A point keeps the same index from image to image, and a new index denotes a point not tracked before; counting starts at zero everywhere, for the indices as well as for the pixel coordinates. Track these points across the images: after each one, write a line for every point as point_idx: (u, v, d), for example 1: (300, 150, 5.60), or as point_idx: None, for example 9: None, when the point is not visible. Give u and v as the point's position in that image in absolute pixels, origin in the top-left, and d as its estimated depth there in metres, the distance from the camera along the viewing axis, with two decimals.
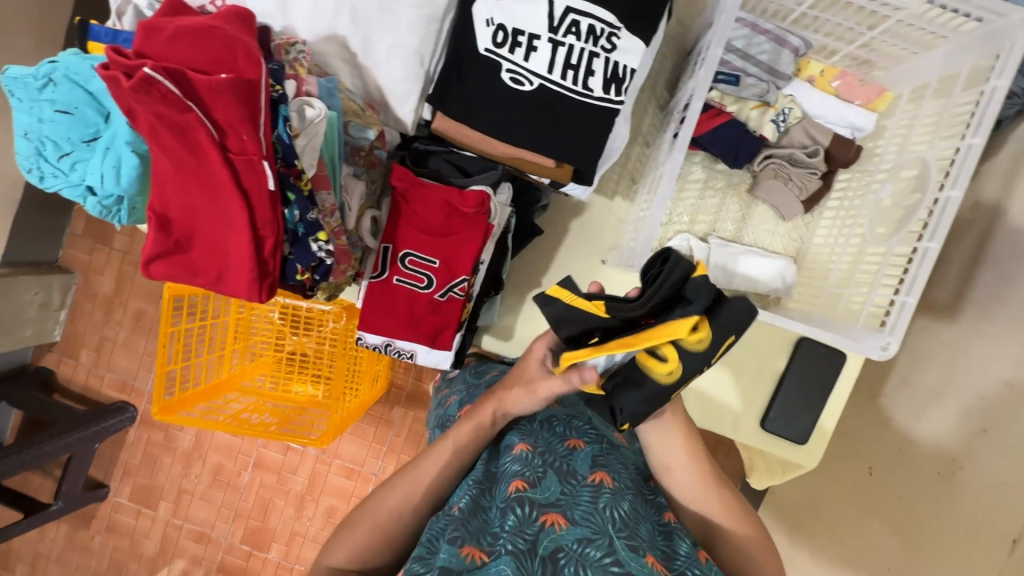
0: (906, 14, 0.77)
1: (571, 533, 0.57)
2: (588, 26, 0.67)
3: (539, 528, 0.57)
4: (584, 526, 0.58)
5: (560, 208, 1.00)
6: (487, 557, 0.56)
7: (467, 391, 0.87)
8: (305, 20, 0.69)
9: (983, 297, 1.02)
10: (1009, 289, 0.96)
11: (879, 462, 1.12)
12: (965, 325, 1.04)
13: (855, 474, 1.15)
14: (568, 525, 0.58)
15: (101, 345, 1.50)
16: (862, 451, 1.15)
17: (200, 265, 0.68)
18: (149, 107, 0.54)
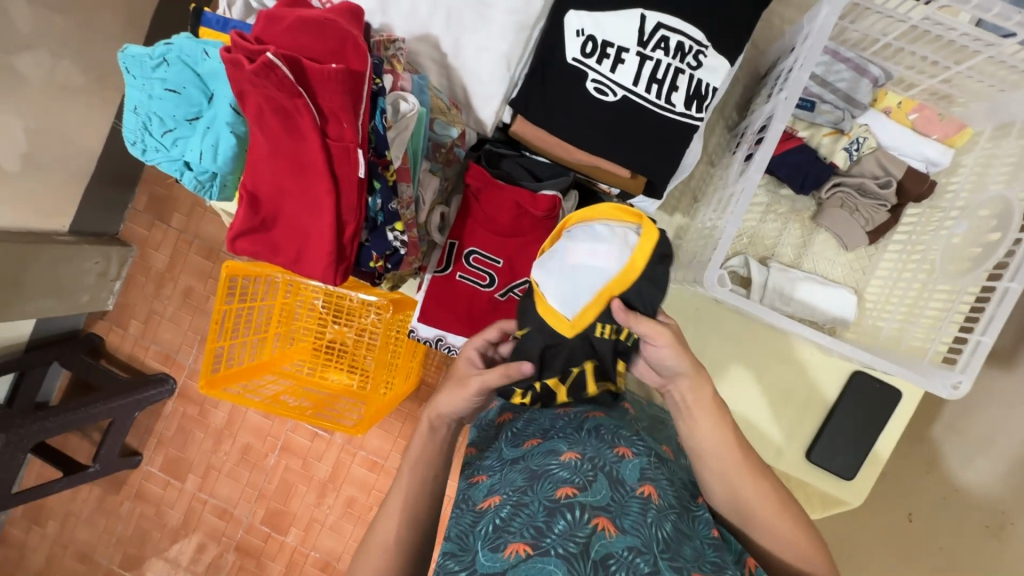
0: (997, 51, 0.76)
1: (620, 541, 0.57)
2: (677, 43, 0.68)
3: (590, 532, 0.57)
4: (633, 537, 0.58)
5: None
6: (531, 551, 0.56)
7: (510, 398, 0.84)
8: (401, 19, 0.72)
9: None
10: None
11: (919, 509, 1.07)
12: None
13: (890, 522, 1.10)
14: (618, 533, 0.58)
15: (150, 317, 1.56)
16: (901, 498, 1.09)
17: (282, 244, 0.71)
18: (261, 89, 0.57)
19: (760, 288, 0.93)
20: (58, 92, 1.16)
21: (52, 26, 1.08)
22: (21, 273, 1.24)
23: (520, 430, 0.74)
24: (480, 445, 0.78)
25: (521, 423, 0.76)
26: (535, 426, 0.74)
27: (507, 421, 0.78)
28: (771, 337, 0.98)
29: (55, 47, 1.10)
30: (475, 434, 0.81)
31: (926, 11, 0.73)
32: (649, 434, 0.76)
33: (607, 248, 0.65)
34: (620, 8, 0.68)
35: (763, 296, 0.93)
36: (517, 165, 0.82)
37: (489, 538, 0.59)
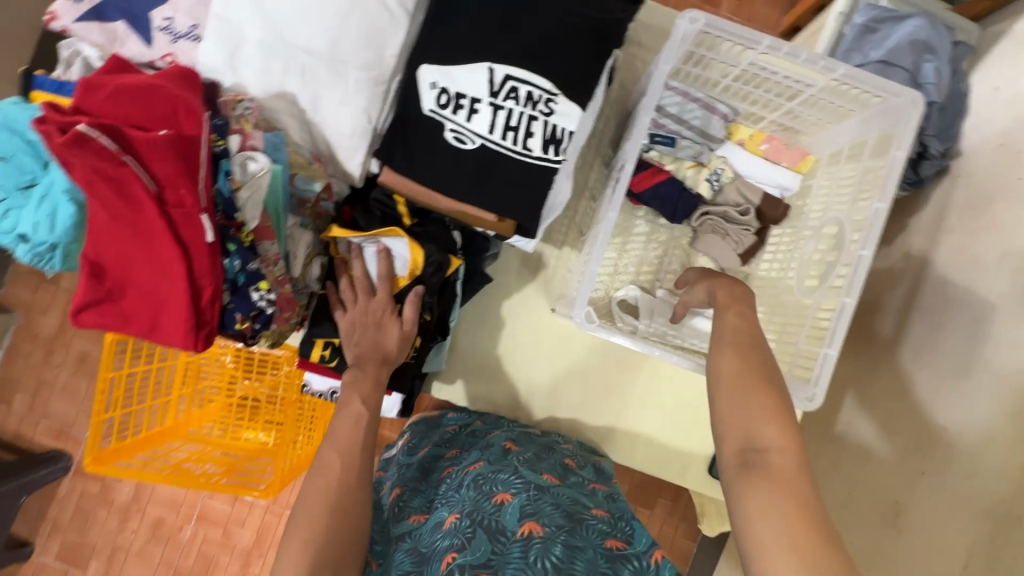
0: (817, 88, 0.85)
1: None
2: (526, 93, 0.71)
3: None
4: None
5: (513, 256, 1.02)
6: None
7: (400, 473, 0.85)
8: (254, 77, 0.70)
9: (917, 323, 0.95)
10: (936, 336, 0.89)
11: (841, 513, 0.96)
12: None
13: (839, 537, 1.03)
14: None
15: (38, 389, 1.42)
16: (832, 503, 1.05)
17: (134, 314, 0.67)
18: (81, 160, 0.55)
19: (647, 315, 0.96)
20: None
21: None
22: None
23: (406, 506, 0.75)
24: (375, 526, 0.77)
25: (407, 496, 0.77)
26: (421, 498, 0.76)
27: (396, 496, 0.79)
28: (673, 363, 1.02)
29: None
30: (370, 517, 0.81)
31: (750, 57, 0.82)
32: (531, 467, 0.76)
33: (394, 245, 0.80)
34: (469, 62, 0.70)
35: (651, 323, 0.96)
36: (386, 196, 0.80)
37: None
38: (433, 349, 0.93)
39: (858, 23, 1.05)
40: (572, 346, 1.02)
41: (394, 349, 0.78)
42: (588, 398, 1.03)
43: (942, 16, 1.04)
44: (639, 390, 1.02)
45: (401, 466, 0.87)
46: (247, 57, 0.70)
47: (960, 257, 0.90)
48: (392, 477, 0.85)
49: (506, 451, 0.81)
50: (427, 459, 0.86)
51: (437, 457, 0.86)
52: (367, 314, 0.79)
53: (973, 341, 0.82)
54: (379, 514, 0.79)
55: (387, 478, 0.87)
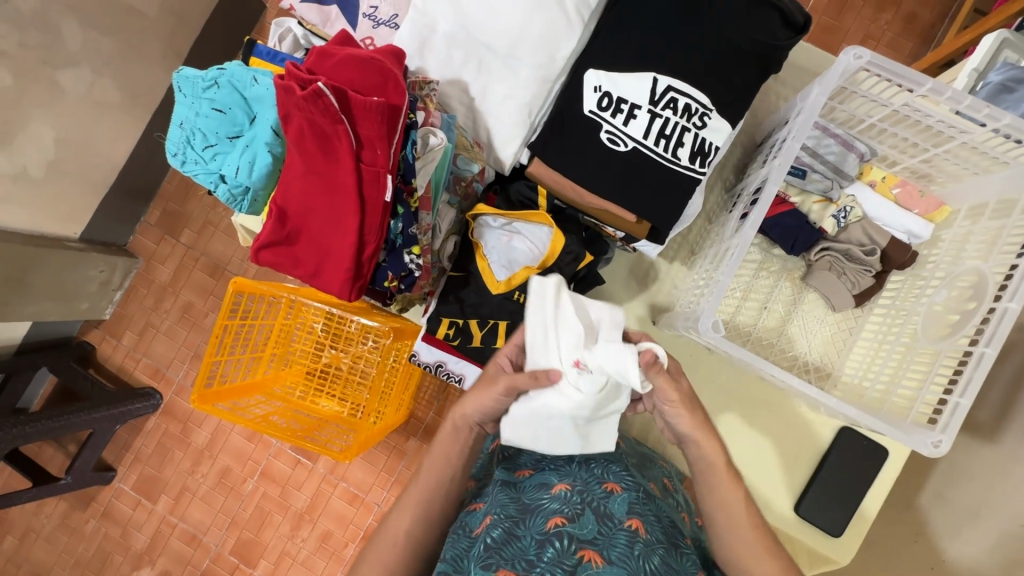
0: (970, 137, 0.82)
1: (606, 572, 0.61)
2: (684, 104, 0.75)
3: (576, 562, 0.62)
4: (619, 568, 0.62)
5: (619, 265, 1.04)
6: None
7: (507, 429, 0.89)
8: (436, 64, 0.79)
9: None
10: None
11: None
12: (1005, 448, 0.96)
13: None
14: (604, 564, 0.62)
15: (145, 330, 1.58)
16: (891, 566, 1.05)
17: (303, 257, 0.75)
18: (307, 113, 0.64)
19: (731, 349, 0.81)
20: (96, 107, 1.24)
21: (99, 47, 1.17)
22: (25, 276, 1.27)
23: (514, 461, 0.80)
24: (478, 475, 0.82)
25: (515, 454, 0.81)
26: (527, 456, 0.80)
27: (501, 450, 0.84)
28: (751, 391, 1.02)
29: (98, 64, 1.18)
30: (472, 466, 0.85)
31: (905, 98, 0.81)
32: (639, 471, 0.80)
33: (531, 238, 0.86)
34: (636, 71, 0.75)
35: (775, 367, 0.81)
36: (528, 186, 0.85)
37: (479, 557, 0.64)
38: None
39: (993, 81, 1.02)
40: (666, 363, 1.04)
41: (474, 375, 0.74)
42: None
43: None
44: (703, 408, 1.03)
45: None
46: (435, 48, 0.78)
47: None
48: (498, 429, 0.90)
49: (615, 445, 0.84)
50: None
51: None
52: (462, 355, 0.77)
53: None
54: (483, 466, 0.83)
55: None
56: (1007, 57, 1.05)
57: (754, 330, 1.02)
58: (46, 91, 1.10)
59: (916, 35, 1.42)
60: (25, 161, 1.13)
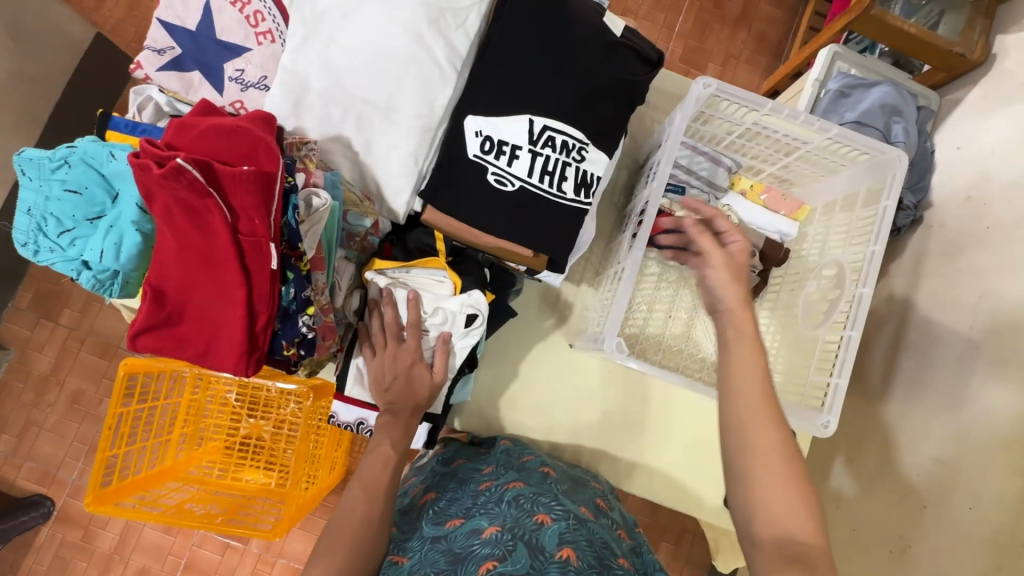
0: (812, 146, 0.94)
1: None
2: (562, 141, 0.79)
3: None
4: None
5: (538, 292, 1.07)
6: None
7: (436, 480, 0.88)
8: (314, 122, 0.77)
9: (907, 383, 1.06)
10: (926, 374, 1.02)
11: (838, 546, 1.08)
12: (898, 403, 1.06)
13: None
14: None
15: (26, 430, 1.39)
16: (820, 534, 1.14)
17: (188, 338, 0.70)
18: (171, 190, 0.60)
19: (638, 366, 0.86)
20: None
21: None
22: None
23: (444, 512, 0.79)
24: (403, 526, 0.80)
25: (444, 503, 0.81)
26: (457, 505, 0.79)
27: (431, 501, 0.83)
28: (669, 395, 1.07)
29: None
30: (398, 518, 0.83)
31: (754, 117, 0.91)
32: (569, 497, 0.81)
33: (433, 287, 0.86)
34: (513, 113, 0.78)
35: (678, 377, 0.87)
36: (426, 233, 0.86)
37: None
38: (460, 381, 0.94)
39: (833, 89, 1.21)
40: (591, 382, 1.06)
41: (426, 397, 0.80)
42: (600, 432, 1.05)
43: (907, 84, 1.22)
44: (636, 422, 1.06)
45: (436, 473, 0.91)
46: (311, 106, 0.77)
47: (944, 300, 1.03)
48: (426, 481, 0.89)
49: (545, 476, 0.84)
50: (463, 470, 0.88)
51: (472, 471, 0.88)
52: (394, 361, 0.80)
53: (962, 378, 0.95)
54: (410, 517, 0.82)
55: (419, 482, 0.90)
56: (840, 67, 1.24)
57: (664, 336, 1.08)
58: None
59: (768, 52, 1.61)
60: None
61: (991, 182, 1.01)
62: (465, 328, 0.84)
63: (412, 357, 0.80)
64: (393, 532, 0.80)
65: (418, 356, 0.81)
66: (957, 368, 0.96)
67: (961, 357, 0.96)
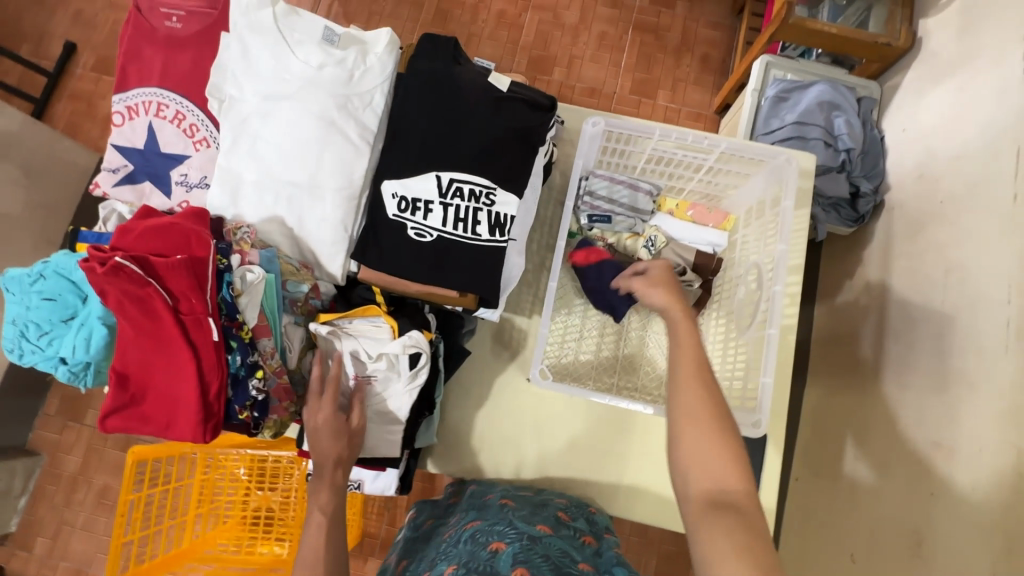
0: (712, 162, 1.00)
1: None
2: (469, 190, 0.88)
3: None
4: None
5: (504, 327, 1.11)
6: None
7: (412, 546, 0.95)
8: (250, 208, 0.88)
9: (897, 364, 1.06)
10: (912, 355, 1.02)
11: (860, 550, 1.03)
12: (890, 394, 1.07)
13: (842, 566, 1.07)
14: None
15: (60, 529, 1.48)
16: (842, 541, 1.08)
17: (151, 414, 0.78)
18: (117, 285, 0.70)
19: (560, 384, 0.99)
20: None
21: None
22: None
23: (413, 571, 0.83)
24: None
25: (414, 563, 0.86)
26: (425, 560, 0.84)
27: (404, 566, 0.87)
28: (628, 417, 1.09)
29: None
30: None
31: (650, 146, 0.98)
32: (525, 519, 0.82)
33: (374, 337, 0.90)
34: (422, 173, 0.88)
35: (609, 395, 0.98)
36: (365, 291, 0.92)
37: None
38: (422, 426, 1.00)
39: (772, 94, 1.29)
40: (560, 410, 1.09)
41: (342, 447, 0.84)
42: (575, 462, 1.08)
43: (843, 79, 1.30)
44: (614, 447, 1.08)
45: (410, 539, 0.98)
46: (247, 196, 0.87)
47: (916, 278, 1.07)
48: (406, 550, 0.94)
49: (502, 508, 0.87)
50: (431, 530, 0.96)
51: (438, 528, 0.95)
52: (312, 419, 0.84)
53: (943, 356, 0.95)
54: None
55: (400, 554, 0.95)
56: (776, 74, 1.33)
57: (620, 357, 1.12)
58: None
59: (712, 72, 1.69)
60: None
61: (937, 158, 1.07)
62: (410, 370, 0.87)
63: (321, 416, 0.82)
64: None
65: (331, 412, 0.83)
66: (937, 345, 0.96)
67: (938, 334, 0.97)
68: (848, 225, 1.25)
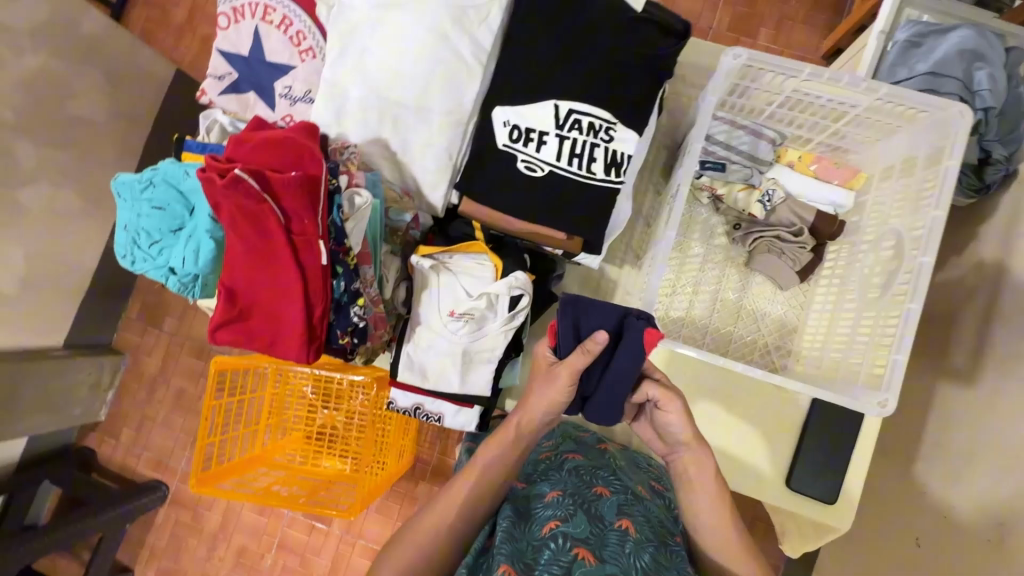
0: (862, 109, 0.87)
1: (600, 568, 0.66)
2: (588, 123, 0.80)
3: (572, 559, 0.66)
4: (612, 563, 0.67)
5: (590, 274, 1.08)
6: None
7: None
8: (354, 127, 0.83)
9: (1000, 359, 0.95)
10: None
11: (929, 533, 1.00)
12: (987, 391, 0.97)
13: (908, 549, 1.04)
14: (598, 561, 0.67)
15: (142, 423, 1.58)
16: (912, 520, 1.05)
17: (257, 331, 0.78)
18: (234, 199, 0.68)
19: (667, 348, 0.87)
20: (57, 218, 1.27)
21: (55, 161, 1.22)
22: (15, 393, 1.28)
23: (509, 471, 0.88)
24: None
25: (509, 463, 0.90)
26: (521, 468, 0.89)
27: (499, 464, 0.90)
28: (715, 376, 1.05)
29: (56, 177, 1.23)
30: None
31: (793, 85, 0.87)
32: (624, 474, 0.89)
33: (472, 272, 0.88)
34: (538, 101, 0.81)
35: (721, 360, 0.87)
36: (465, 224, 0.89)
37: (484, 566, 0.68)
38: (506, 367, 0.95)
39: (900, 38, 1.01)
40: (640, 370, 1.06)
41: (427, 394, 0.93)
42: None
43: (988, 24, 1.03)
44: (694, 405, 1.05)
45: None
46: (350, 114, 0.83)
47: None
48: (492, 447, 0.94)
49: (601, 452, 0.94)
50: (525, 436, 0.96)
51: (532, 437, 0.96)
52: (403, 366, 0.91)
53: None
54: None
55: None
56: (909, 14, 1.06)
57: (711, 318, 1.06)
58: (6, 213, 1.14)
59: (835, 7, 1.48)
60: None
61: None
62: (509, 312, 0.87)
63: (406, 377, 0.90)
64: None
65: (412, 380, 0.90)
66: None
67: None
68: (967, 195, 1.04)
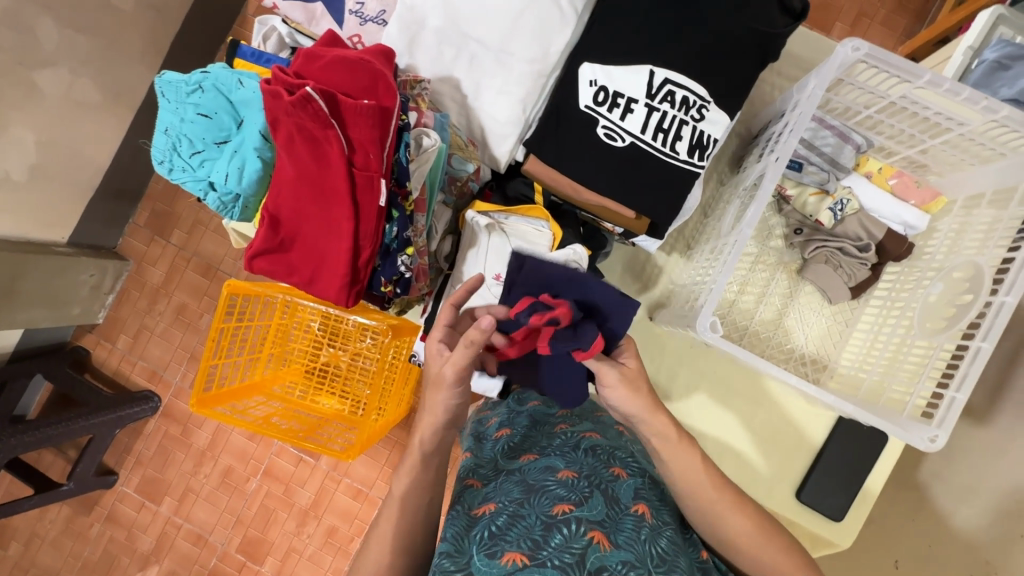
0: (969, 129, 0.82)
1: (615, 556, 0.59)
2: (681, 97, 0.74)
3: (586, 544, 0.59)
4: (627, 551, 0.60)
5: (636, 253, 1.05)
6: (528, 561, 0.57)
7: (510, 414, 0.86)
8: (427, 62, 0.77)
9: (1018, 407, 0.90)
10: None
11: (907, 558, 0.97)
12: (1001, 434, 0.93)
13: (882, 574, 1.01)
14: (613, 548, 0.60)
15: (140, 332, 1.53)
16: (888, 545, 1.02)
17: (297, 265, 0.73)
18: (298, 118, 0.62)
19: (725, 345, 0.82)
20: (75, 108, 1.18)
21: (78, 46, 1.12)
22: (16, 283, 1.22)
23: (518, 447, 0.76)
24: (475, 451, 0.80)
25: (518, 438, 0.78)
26: (532, 442, 0.77)
27: (505, 436, 0.80)
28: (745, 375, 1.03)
29: (77, 65, 1.13)
30: (470, 443, 0.83)
31: (903, 90, 0.80)
32: (644, 457, 0.79)
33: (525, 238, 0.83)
34: (634, 65, 0.74)
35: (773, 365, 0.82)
36: (524, 184, 0.84)
37: (484, 544, 0.60)
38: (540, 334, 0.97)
39: (988, 59, 0.90)
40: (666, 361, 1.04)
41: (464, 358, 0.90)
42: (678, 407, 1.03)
43: None
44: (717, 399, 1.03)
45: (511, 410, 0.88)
46: (425, 45, 0.76)
47: None
48: (501, 414, 0.87)
49: (620, 433, 0.81)
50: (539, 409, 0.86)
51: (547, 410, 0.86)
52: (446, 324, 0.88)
53: None
54: (482, 445, 0.81)
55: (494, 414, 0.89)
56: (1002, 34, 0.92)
57: (750, 321, 1.02)
58: (25, 94, 1.05)
59: None
60: (8, 167, 1.09)
61: None
62: None
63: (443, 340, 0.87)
64: (466, 456, 0.80)
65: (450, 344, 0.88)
66: None
67: None
68: None
